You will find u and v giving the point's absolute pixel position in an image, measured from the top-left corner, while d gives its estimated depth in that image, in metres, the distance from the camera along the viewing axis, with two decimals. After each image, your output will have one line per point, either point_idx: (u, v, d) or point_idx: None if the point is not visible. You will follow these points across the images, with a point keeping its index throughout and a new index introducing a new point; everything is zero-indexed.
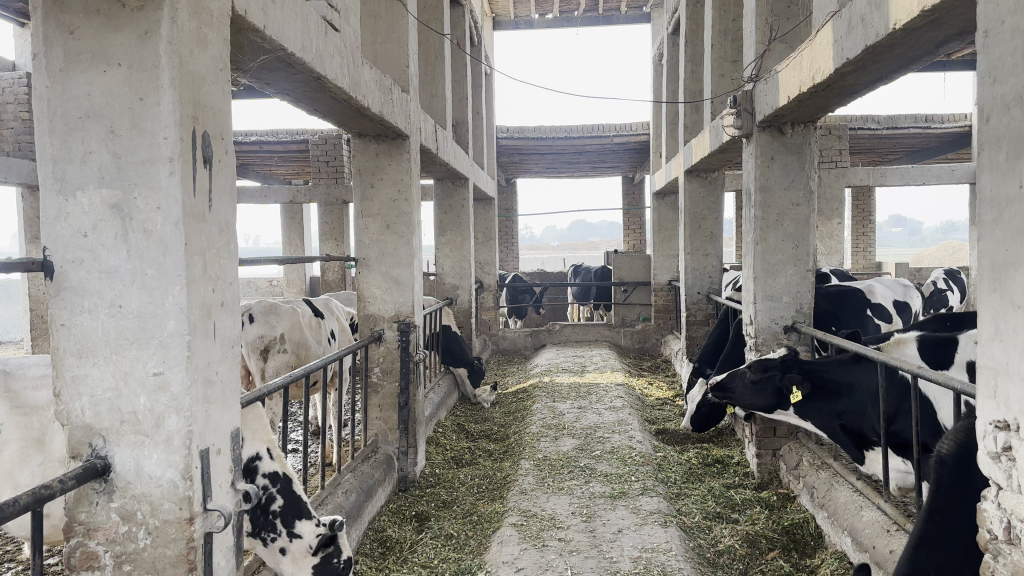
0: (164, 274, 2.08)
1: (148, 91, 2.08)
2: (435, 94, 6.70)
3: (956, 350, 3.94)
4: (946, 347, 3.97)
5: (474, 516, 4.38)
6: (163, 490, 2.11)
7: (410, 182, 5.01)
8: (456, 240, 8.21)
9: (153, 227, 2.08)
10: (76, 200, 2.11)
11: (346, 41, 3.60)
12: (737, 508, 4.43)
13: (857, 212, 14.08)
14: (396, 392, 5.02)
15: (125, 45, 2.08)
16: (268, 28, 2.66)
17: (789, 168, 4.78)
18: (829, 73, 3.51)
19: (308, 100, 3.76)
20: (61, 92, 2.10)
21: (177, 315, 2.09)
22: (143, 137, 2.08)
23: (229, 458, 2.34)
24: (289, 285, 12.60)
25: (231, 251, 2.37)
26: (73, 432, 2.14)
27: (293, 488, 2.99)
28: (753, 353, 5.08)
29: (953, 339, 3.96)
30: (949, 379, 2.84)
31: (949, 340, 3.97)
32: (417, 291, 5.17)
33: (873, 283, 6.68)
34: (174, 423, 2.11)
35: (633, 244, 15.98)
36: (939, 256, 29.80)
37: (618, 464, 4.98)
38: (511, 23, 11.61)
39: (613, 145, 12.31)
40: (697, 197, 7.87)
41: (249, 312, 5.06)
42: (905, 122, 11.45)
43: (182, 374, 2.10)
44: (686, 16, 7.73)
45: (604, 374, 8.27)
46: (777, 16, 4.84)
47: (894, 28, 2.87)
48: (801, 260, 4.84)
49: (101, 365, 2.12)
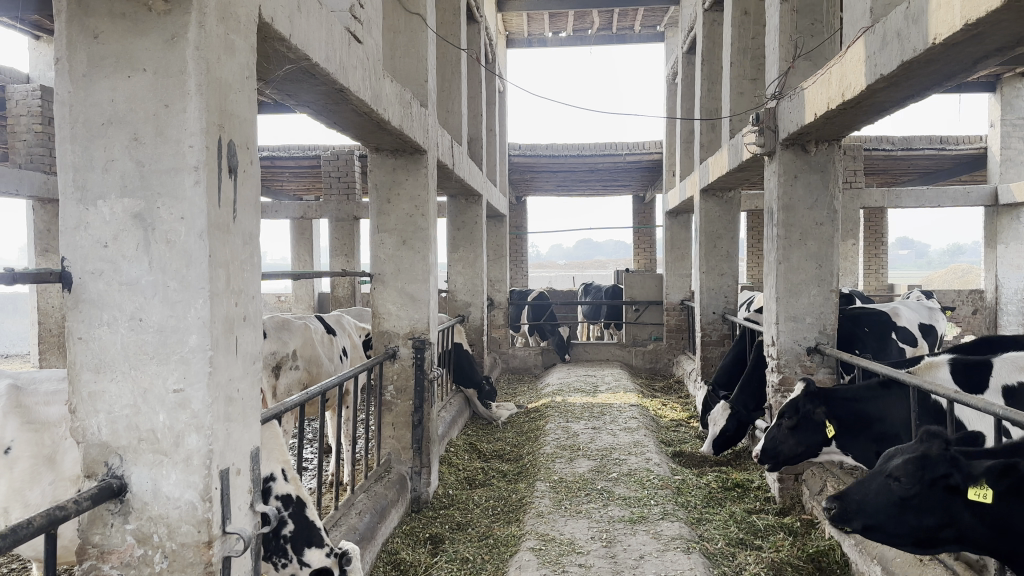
0: (187, 287, 2.01)
1: (173, 97, 2.01)
2: (452, 109, 6.66)
3: (991, 373, 3.86)
4: (979, 371, 3.88)
5: (490, 540, 4.27)
6: (181, 512, 2.03)
7: (427, 197, 4.95)
8: (469, 256, 8.15)
9: (176, 238, 2.01)
10: (97, 209, 2.04)
11: (369, 54, 3.55)
12: (761, 535, 4.31)
13: (870, 234, 13.99)
14: (409, 411, 4.93)
15: (151, 50, 2.01)
16: (293, 37, 2.61)
17: (812, 187, 4.71)
18: (861, 89, 3.44)
19: (328, 113, 3.70)
20: (83, 97, 2.04)
21: (199, 329, 2.01)
22: (168, 145, 2.01)
23: (249, 479, 2.25)
24: (298, 301, 12.54)
25: (254, 264, 2.30)
26: (88, 450, 2.06)
27: (307, 514, 2.88)
28: (774, 375, 4.97)
29: (987, 362, 3.88)
30: (989, 404, 2.71)
31: (983, 363, 3.89)
32: (433, 308, 5.09)
33: (895, 305, 6.57)
34: (194, 442, 2.02)
35: (642, 263, 15.91)
36: (948, 279, 29.52)
37: (636, 487, 4.87)
38: (524, 41, 11.62)
39: (625, 164, 12.27)
40: (713, 217, 7.80)
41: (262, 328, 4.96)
42: (919, 143, 11.39)
43: (203, 391, 2.02)
44: (703, 35, 7.71)
45: (617, 394, 8.16)
46: (801, 34, 4.79)
47: (933, 42, 2.79)
48: (824, 280, 4.75)
49: (119, 381, 2.04)
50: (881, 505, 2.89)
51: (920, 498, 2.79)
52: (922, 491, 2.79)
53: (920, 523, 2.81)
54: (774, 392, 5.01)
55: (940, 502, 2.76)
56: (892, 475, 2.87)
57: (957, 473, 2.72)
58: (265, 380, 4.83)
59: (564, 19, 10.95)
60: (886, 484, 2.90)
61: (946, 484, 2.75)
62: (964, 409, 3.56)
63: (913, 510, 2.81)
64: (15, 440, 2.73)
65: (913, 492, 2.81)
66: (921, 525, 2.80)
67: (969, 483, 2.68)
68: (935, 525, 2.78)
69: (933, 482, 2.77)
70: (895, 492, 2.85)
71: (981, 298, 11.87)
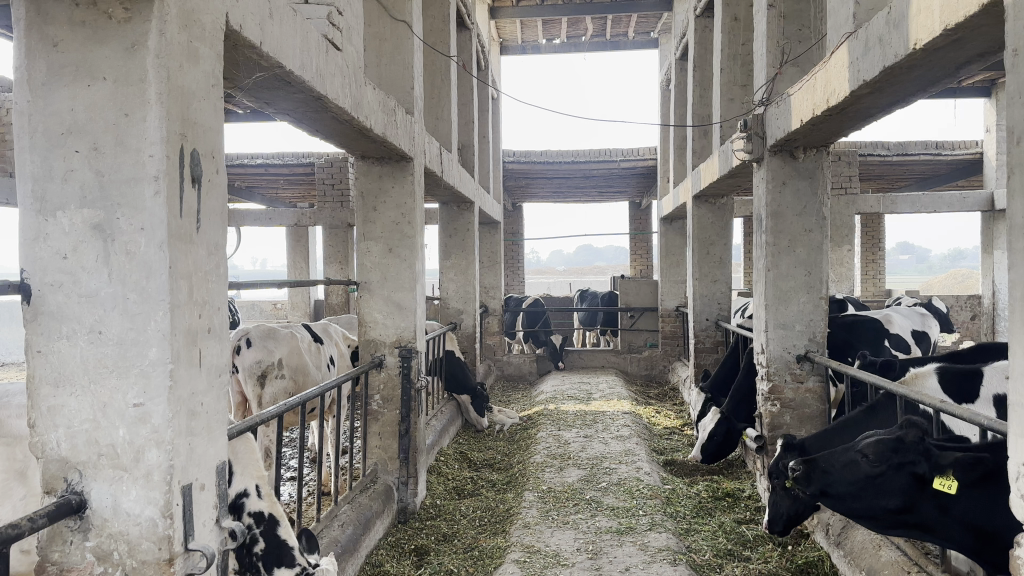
0: (147, 299, 1.97)
1: (133, 106, 1.97)
2: (441, 116, 6.63)
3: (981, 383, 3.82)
4: (967, 381, 3.84)
5: (475, 551, 4.23)
6: (142, 529, 1.98)
7: (414, 205, 4.91)
8: (461, 263, 8.11)
9: (136, 249, 1.97)
10: (56, 220, 2.00)
11: (348, 61, 3.52)
12: (749, 545, 4.26)
13: (867, 239, 13.94)
14: (395, 420, 4.89)
15: (111, 58, 1.98)
16: (265, 44, 2.58)
17: (801, 193, 4.67)
18: (844, 95, 3.41)
19: (309, 121, 3.67)
20: (43, 106, 2.00)
21: (159, 341, 1.97)
22: (127, 154, 1.97)
23: (214, 494, 2.21)
24: (294, 308, 12.51)
25: (221, 274, 2.26)
26: (47, 466, 2.02)
27: (279, 532, 2.81)
28: (763, 383, 4.92)
29: (978, 371, 3.84)
30: (975, 414, 2.67)
31: (973, 373, 3.85)
32: (420, 316, 5.05)
33: (887, 311, 6.53)
34: (155, 457, 1.98)
35: (639, 269, 15.87)
36: (948, 284, 29.44)
37: (625, 497, 4.82)
38: (518, 48, 11.61)
39: (620, 171, 12.24)
40: (705, 223, 7.77)
41: (247, 336, 4.95)
42: (915, 148, 11.34)
43: (164, 405, 1.98)
44: (695, 40, 7.68)
45: (611, 402, 8.10)
46: (788, 40, 4.76)
47: (914, 48, 2.76)
48: (814, 287, 4.71)
49: (79, 395, 2.00)
50: (848, 479, 2.98)
51: (886, 479, 2.88)
52: (887, 472, 2.88)
53: (881, 503, 2.90)
54: (763, 400, 4.96)
55: (905, 487, 2.86)
56: (863, 452, 2.95)
57: (925, 463, 2.81)
58: (247, 388, 4.85)
59: (558, 25, 10.94)
60: (854, 459, 2.98)
61: (913, 471, 2.84)
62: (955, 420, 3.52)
63: (876, 489, 2.91)
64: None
65: (879, 471, 2.89)
66: (882, 504, 2.90)
67: (936, 472, 2.77)
68: (895, 507, 2.88)
69: (902, 467, 2.86)
70: (863, 470, 2.93)
71: (979, 303, 11.82)
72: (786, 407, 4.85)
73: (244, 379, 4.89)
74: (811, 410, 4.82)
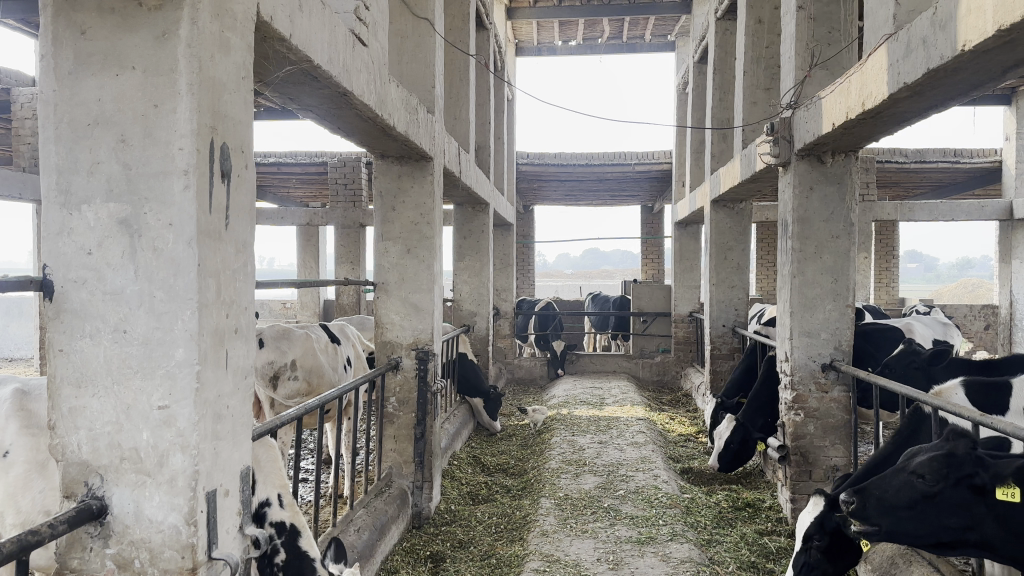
0: (174, 296, 1.90)
1: (163, 97, 1.90)
2: (459, 116, 6.56)
3: (1009, 395, 3.74)
4: (992, 391, 3.75)
5: (492, 559, 4.15)
6: (164, 536, 1.90)
7: (433, 205, 4.84)
8: (475, 265, 8.02)
9: (163, 245, 1.90)
10: (81, 214, 1.93)
11: (374, 57, 3.45)
12: (772, 557, 4.17)
13: (881, 247, 13.81)
14: (412, 423, 4.81)
15: (141, 47, 1.91)
16: (294, 37, 2.51)
17: (829, 199, 4.58)
18: (882, 98, 3.33)
19: (332, 118, 3.60)
20: (69, 96, 1.93)
21: (186, 342, 1.90)
22: (156, 146, 1.90)
23: (238, 500, 2.13)
24: (304, 308, 12.46)
25: (248, 273, 2.19)
26: (68, 469, 1.95)
27: (300, 545, 2.73)
28: (787, 391, 4.82)
29: (1005, 383, 3.76)
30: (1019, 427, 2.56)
31: (1000, 384, 3.77)
32: (438, 318, 4.98)
33: (909, 320, 6.43)
34: (179, 462, 1.90)
35: (651, 274, 15.79)
36: (959, 293, 29.21)
37: (643, 506, 4.72)
38: (534, 49, 11.55)
39: (634, 174, 12.15)
40: (723, 228, 7.68)
41: (260, 336, 4.90)
42: (933, 156, 11.19)
43: (189, 408, 1.90)
44: (716, 43, 7.60)
45: (624, 408, 8.00)
46: (818, 42, 4.67)
47: (963, 49, 2.68)
48: (840, 294, 4.62)
49: (101, 396, 1.93)
50: (904, 504, 2.84)
51: (945, 497, 2.77)
52: (946, 490, 2.77)
53: (940, 522, 2.78)
54: (787, 410, 4.84)
55: (965, 502, 2.75)
56: (916, 471, 2.85)
57: (983, 472, 2.72)
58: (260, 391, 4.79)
59: (574, 27, 10.87)
60: (908, 481, 2.87)
61: (971, 483, 2.74)
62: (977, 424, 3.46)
63: (938, 509, 2.78)
64: (13, 445, 2.61)
65: (937, 490, 2.78)
66: (943, 525, 2.78)
67: (996, 482, 2.69)
68: (956, 526, 2.77)
69: (959, 481, 2.75)
70: (919, 490, 2.81)
71: (994, 313, 11.71)
72: (811, 416, 4.73)
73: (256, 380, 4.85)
74: (835, 419, 4.72)
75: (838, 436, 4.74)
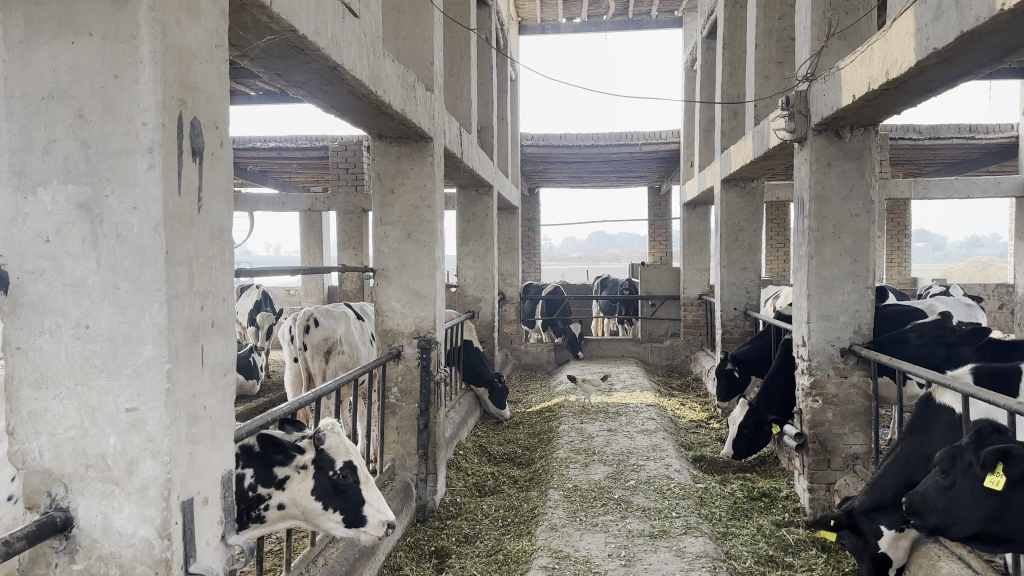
0: (140, 289, 1.72)
1: (124, 67, 1.71)
2: (461, 95, 6.35)
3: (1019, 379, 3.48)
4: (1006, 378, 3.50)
5: (499, 555, 3.98)
6: (135, 550, 1.73)
7: (433, 187, 4.64)
8: (480, 249, 7.81)
9: (126, 231, 1.71)
10: (37, 197, 1.74)
11: (366, 29, 3.24)
12: (791, 551, 4.00)
13: (893, 227, 13.59)
14: (415, 414, 4.63)
15: (98, 12, 1.72)
16: (274, 3, 2.30)
17: (847, 175, 4.37)
18: (909, 66, 3.11)
19: (324, 95, 3.40)
20: (21, 67, 1.75)
21: (154, 338, 1.72)
22: (117, 123, 1.71)
23: (219, 508, 1.96)
24: (308, 295, 12.29)
25: (226, 259, 2.01)
26: (29, 479, 1.77)
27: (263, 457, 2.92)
28: (804, 377, 4.63)
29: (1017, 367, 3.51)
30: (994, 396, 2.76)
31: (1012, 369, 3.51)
32: (440, 305, 4.79)
33: (930, 302, 6.18)
34: (150, 470, 1.73)
35: (659, 256, 15.58)
36: (970, 272, 28.95)
37: (655, 498, 4.54)
38: (537, 28, 11.34)
39: (642, 154, 11.87)
40: (734, 208, 7.46)
41: (313, 317, 5.38)
42: (948, 132, 10.93)
43: (160, 411, 1.73)
44: (725, 17, 7.35)
45: (633, 393, 7.83)
46: (835, 11, 4.43)
47: (1001, 8, 2.47)
48: (859, 276, 4.42)
49: (64, 398, 1.75)
50: (929, 501, 2.91)
51: (957, 489, 2.83)
52: (958, 481, 2.83)
53: (960, 513, 2.82)
54: (804, 396, 4.65)
55: (978, 493, 2.78)
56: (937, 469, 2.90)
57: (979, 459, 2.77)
58: (313, 364, 5.37)
59: (578, 4, 10.61)
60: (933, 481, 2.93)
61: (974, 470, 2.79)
62: (978, 406, 3.23)
63: (956, 501, 2.83)
64: None
65: (951, 481, 2.85)
66: (962, 517, 2.81)
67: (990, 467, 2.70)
68: (978, 517, 2.78)
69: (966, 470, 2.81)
70: (938, 484, 2.88)
71: (1009, 293, 11.50)
72: (829, 403, 4.54)
73: (311, 356, 5.39)
74: (855, 406, 4.53)
75: (859, 423, 4.54)
